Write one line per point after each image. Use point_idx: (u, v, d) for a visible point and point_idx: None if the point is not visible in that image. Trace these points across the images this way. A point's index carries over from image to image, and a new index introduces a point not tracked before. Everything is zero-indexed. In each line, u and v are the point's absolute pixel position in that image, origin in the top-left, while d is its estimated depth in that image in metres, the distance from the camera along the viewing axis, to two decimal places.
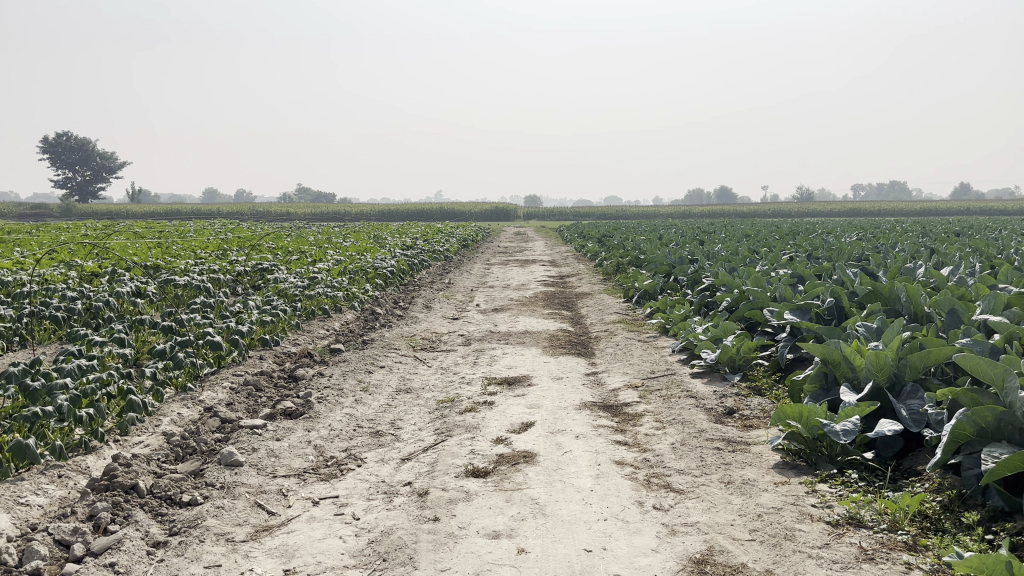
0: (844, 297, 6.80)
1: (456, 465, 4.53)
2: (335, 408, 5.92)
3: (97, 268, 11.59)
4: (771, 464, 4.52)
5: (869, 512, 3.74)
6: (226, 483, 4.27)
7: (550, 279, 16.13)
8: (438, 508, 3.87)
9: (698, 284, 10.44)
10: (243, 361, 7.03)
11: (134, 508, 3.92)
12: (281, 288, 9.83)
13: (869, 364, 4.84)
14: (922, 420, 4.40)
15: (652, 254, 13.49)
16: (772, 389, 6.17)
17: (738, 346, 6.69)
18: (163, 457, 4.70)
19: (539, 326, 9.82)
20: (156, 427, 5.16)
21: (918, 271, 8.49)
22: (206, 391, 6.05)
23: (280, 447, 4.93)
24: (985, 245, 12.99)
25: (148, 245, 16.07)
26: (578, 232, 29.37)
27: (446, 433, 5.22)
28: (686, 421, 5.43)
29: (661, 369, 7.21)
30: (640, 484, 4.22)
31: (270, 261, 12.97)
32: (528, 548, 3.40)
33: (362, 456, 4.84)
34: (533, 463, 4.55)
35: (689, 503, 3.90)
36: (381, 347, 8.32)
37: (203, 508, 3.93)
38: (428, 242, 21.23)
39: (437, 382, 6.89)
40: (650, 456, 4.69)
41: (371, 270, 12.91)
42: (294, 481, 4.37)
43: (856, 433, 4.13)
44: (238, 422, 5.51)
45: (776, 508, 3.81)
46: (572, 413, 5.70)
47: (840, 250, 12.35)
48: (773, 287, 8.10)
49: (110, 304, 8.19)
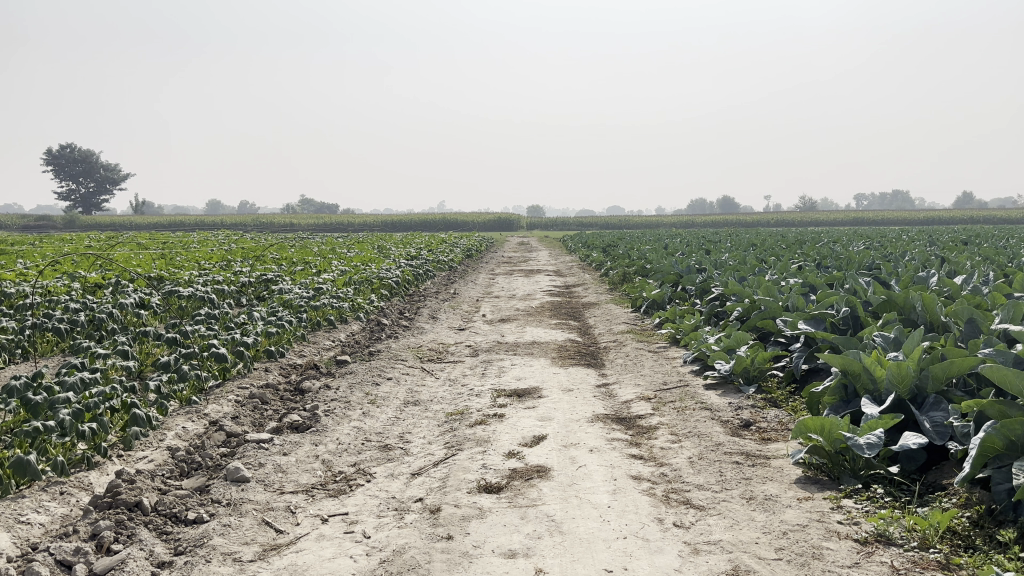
0: (859, 307, 6.68)
1: (468, 481, 4.41)
2: (342, 421, 5.80)
3: (100, 279, 11.48)
4: (793, 479, 4.39)
5: (897, 529, 3.61)
6: (232, 500, 4.15)
7: (556, 289, 16.02)
8: (451, 526, 3.75)
9: (707, 294, 10.31)
10: (249, 373, 6.93)
11: (138, 526, 3.80)
12: (287, 299, 9.73)
13: (891, 375, 4.72)
14: (946, 432, 4.28)
15: (659, 264, 13.38)
16: (788, 400, 6.05)
17: (752, 356, 6.59)
18: (167, 473, 4.58)
19: (547, 337, 9.71)
20: (161, 441, 5.05)
21: (931, 280, 8.36)
22: (211, 404, 5.94)
23: (287, 462, 4.81)
24: (995, 253, 12.85)
25: (152, 256, 15.97)
26: (583, 242, 29.29)
27: (457, 447, 5.10)
28: (701, 434, 5.30)
29: (674, 380, 7.07)
30: (659, 499, 4.09)
31: (275, 272, 12.86)
32: (547, 569, 3.28)
33: (371, 471, 4.72)
34: (548, 478, 4.43)
35: (711, 521, 3.77)
36: (387, 359, 8.21)
37: (209, 526, 3.82)
38: (432, 252, 21.12)
39: (445, 395, 6.77)
40: (667, 470, 4.57)
41: (377, 280, 12.79)
42: (302, 497, 4.25)
43: (880, 447, 4.00)
44: (244, 436, 5.39)
45: (802, 525, 3.68)
46: (585, 426, 5.57)
47: (849, 259, 12.22)
48: (785, 296, 7.98)
49: (114, 315, 8.08)
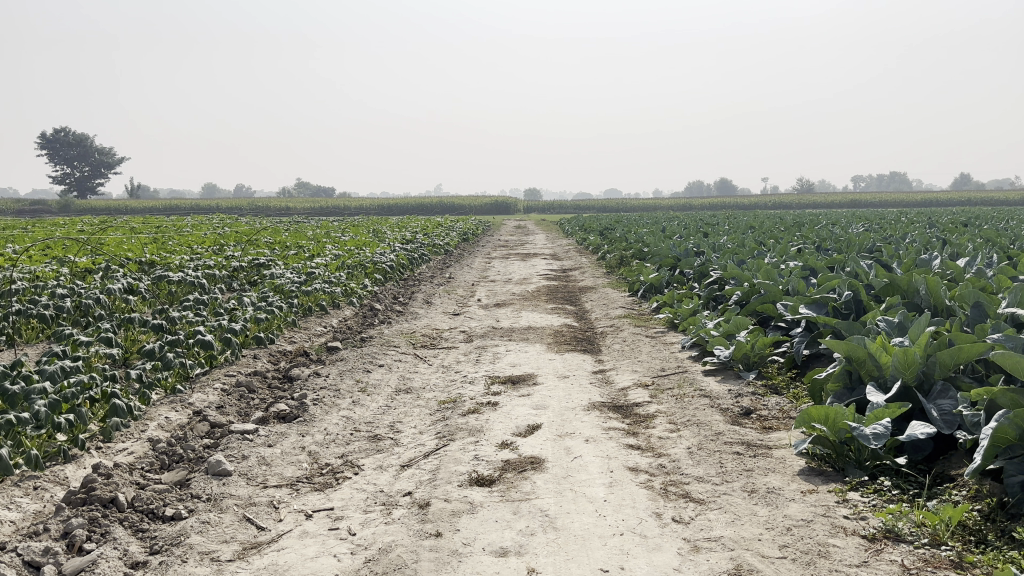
0: (863, 291, 6.51)
1: (459, 473, 4.24)
2: (331, 410, 5.64)
3: (90, 264, 11.27)
4: (796, 470, 4.23)
5: (906, 525, 3.45)
6: (212, 495, 3.99)
7: (553, 273, 15.84)
8: (440, 522, 3.58)
9: (705, 278, 10.14)
10: (237, 361, 6.77)
11: (112, 524, 3.63)
12: (277, 284, 9.54)
13: (896, 362, 4.56)
14: (955, 421, 4.13)
15: (657, 247, 13.20)
16: (789, 388, 5.90)
17: (752, 342, 6.44)
18: (147, 466, 4.43)
19: (543, 322, 9.54)
20: (142, 432, 4.89)
21: (935, 263, 8.20)
22: (196, 393, 5.77)
23: (271, 454, 4.64)
24: (996, 234, 12.69)
25: (144, 240, 15.74)
26: (579, 225, 29.13)
27: (449, 437, 4.94)
28: (701, 422, 5.14)
29: (672, 367, 6.91)
30: (657, 493, 3.93)
31: (268, 256, 12.67)
32: (539, 568, 3.12)
33: (359, 463, 4.56)
34: (542, 470, 4.26)
35: (711, 515, 3.62)
36: (379, 345, 8.03)
37: (187, 523, 3.66)
38: (428, 236, 20.90)
39: (438, 382, 6.60)
40: (665, 462, 4.40)
41: (370, 265, 12.59)
42: (286, 491, 4.09)
43: (887, 437, 3.85)
44: (229, 427, 5.22)
45: (806, 520, 3.52)
46: (581, 415, 5.41)
47: (850, 241, 12.04)
48: (785, 280, 7.80)
49: (101, 301, 7.89)
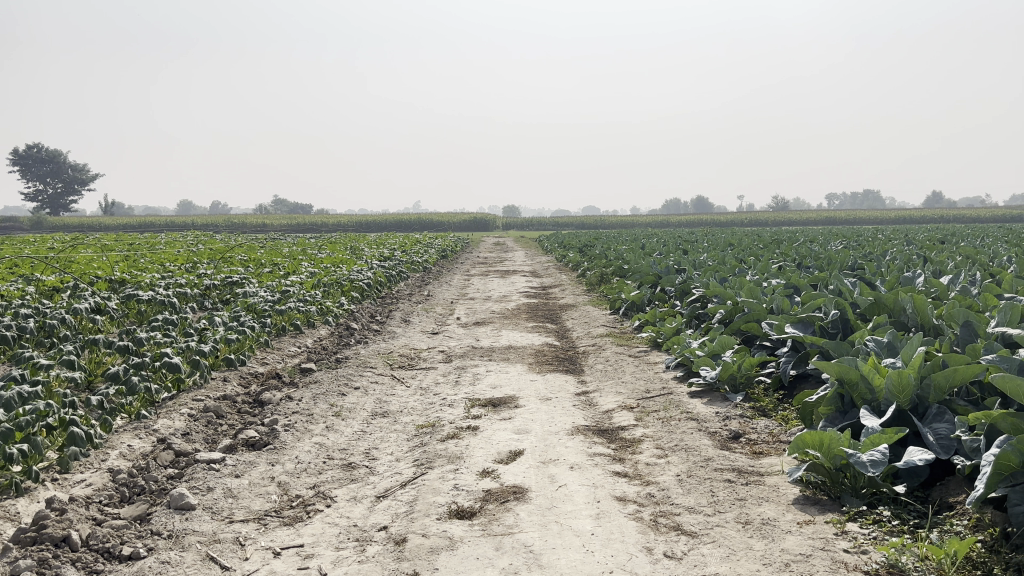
0: (849, 310, 6.30)
1: (438, 505, 4.02)
2: (303, 437, 5.39)
3: (57, 283, 10.90)
4: (792, 500, 4.05)
5: (910, 558, 3.27)
6: (174, 531, 3.75)
7: (533, 291, 15.64)
8: (418, 561, 3.36)
9: (687, 295, 9.98)
10: (206, 384, 6.50)
11: (64, 565, 3.38)
12: (250, 302, 9.27)
13: (890, 385, 4.41)
14: (952, 446, 3.98)
15: (638, 265, 13.05)
16: (778, 410, 5.75)
17: (738, 362, 6.31)
18: (105, 500, 4.17)
19: (523, 341, 9.33)
20: (101, 462, 4.63)
21: (918, 281, 8.07)
22: (162, 419, 5.51)
23: (238, 485, 4.40)
24: (975, 252, 12.65)
25: (116, 258, 15.40)
26: (558, 242, 29.02)
27: (427, 465, 4.71)
28: (689, 447, 4.96)
29: (657, 388, 6.72)
30: (646, 525, 3.73)
31: (241, 274, 12.36)
32: None
33: (332, 494, 4.32)
34: (525, 501, 4.06)
35: (705, 550, 3.42)
36: (355, 366, 7.78)
37: (144, 564, 3.42)
38: (406, 253, 20.64)
39: (416, 405, 6.37)
40: (654, 490, 4.21)
41: (346, 283, 12.33)
42: (253, 527, 3.84)
43: (885, 465, 3.67)
44: (194, 455, 4.97)
45: (805, 555, 3.35)
46: (564, 440, 5.20)
47: (831, 258, 11.94)
48: (769, 298, 7.66)
49: (66, 321, 7.58)
